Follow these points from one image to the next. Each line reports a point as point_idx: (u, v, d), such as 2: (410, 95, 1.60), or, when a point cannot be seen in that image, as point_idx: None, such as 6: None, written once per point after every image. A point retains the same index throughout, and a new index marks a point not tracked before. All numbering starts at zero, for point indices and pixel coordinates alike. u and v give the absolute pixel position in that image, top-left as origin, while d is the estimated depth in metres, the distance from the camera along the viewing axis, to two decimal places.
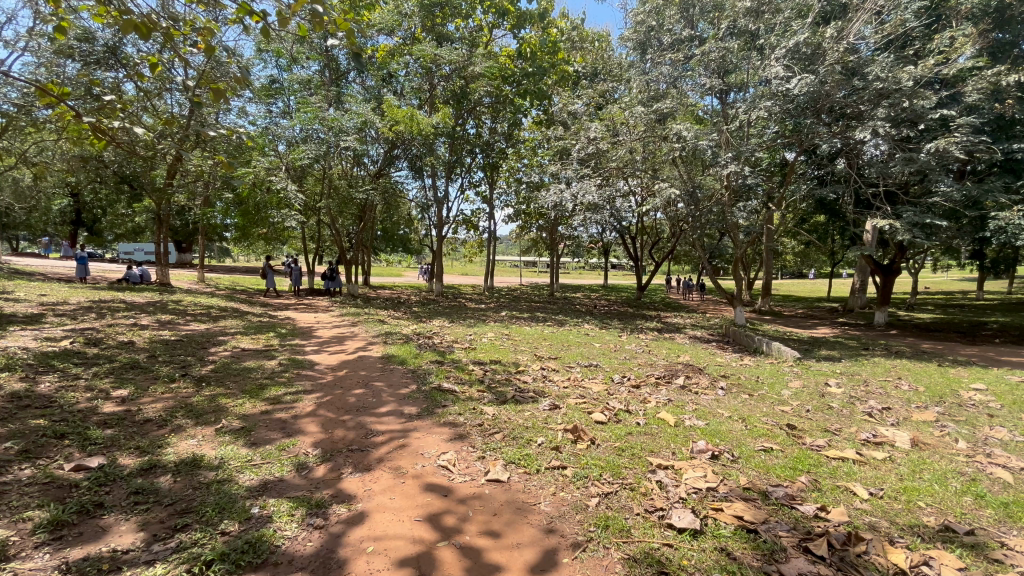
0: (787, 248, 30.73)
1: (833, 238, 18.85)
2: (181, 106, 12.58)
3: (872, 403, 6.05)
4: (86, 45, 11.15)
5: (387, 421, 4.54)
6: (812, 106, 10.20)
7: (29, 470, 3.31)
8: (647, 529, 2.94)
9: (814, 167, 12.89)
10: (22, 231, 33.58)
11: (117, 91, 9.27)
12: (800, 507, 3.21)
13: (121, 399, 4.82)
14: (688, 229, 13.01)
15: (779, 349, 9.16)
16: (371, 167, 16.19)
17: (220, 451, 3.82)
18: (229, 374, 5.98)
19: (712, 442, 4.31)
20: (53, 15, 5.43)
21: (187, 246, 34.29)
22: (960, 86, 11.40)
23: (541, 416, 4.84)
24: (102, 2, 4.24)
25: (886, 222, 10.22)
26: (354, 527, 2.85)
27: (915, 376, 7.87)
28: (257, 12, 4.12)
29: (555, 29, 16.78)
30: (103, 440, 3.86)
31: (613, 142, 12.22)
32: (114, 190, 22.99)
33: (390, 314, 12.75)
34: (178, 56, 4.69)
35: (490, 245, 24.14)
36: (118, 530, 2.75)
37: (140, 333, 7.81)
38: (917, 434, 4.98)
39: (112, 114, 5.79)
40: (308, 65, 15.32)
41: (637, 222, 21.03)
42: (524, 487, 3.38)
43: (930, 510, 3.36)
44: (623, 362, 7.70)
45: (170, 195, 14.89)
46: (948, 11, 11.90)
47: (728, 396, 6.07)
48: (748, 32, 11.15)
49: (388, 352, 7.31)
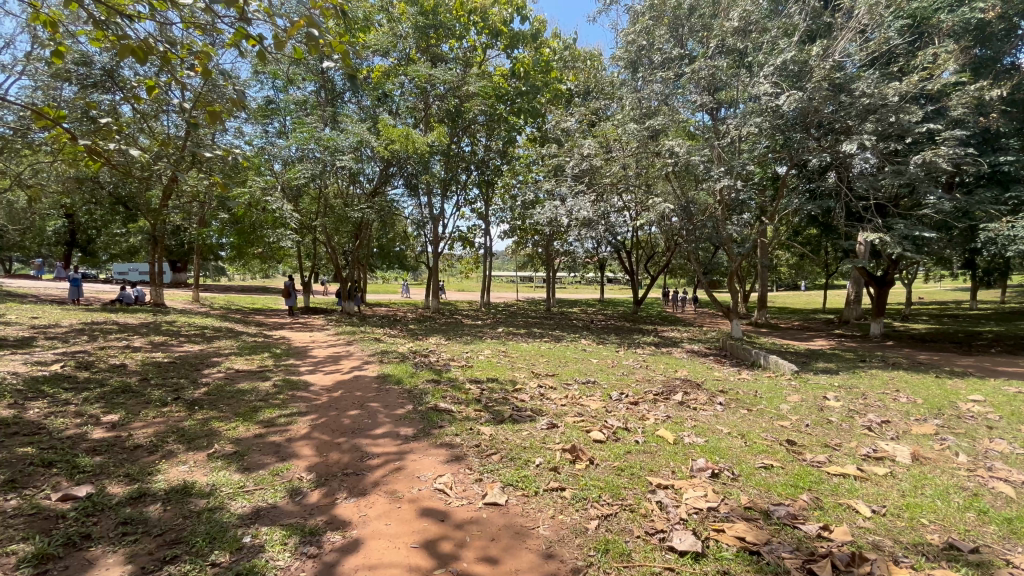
0: (780, 260, 30.84)
1: (826, 249, 18.94)
2: (177, 127, 12.68)
3: (871, 417, 6.03)
4: (84, 69, 11.20)
5: (382, 443, 4.47)
6: (801, 122, 10.36)
7: (14, 501, 3.22)
8: (648, 553, 2.89)
9: (806, 181, 13.06)
10: (16, 253, 33.51)
11: (115, 113, 9.39)
12: (803, 527, 3.17)
13: (110, 425, 4.72)
14: (682, 242, 12.97)
15: (777, 363, 9.12)
16: (366, 186, 16.26)
17: (211, 477, 3.74)
18: (222, 397, 5.89)
19: (711, 460, 4.27)
20: (49, 40, 5.44)
21: (182, 266, 34.25)
22: (944, 102, 11.65)
23: (540, 436, 4.78)
24: (99, 26, 4.28)
25: (876, 235, 10.35)
26: (348, 556, 2.78)
27: (912, 389, 7.83)
28: (253, 36, 4.19)
29: (546, 49, 17.23)
30: (91, 468, 3.78)
31: (607, 158, 12.50)
32: (109, 211, 22.95)
33: (387, 313, 19.26)
34: (175, 80, 4.72)
35: (485, 260, 24.09)
36: (104, 563, 2.67)
37: (133, 355, 7.75)
38: (918, 448, 4.93)
39: (107, 136, 5.77)
40: (304, 86, 15.45)
41: (631, 236, 21.13)
42: (523, 511, 3.32)
43: (934, 527, 3.32)
44: (621, 378, 7.64)
45: (164, 215, 14.83)
46: (930, 29, 12.16)
47: (727, 412, 6.02)
48: (737, 51, 11.42)
49: (383, 372, 7.23)
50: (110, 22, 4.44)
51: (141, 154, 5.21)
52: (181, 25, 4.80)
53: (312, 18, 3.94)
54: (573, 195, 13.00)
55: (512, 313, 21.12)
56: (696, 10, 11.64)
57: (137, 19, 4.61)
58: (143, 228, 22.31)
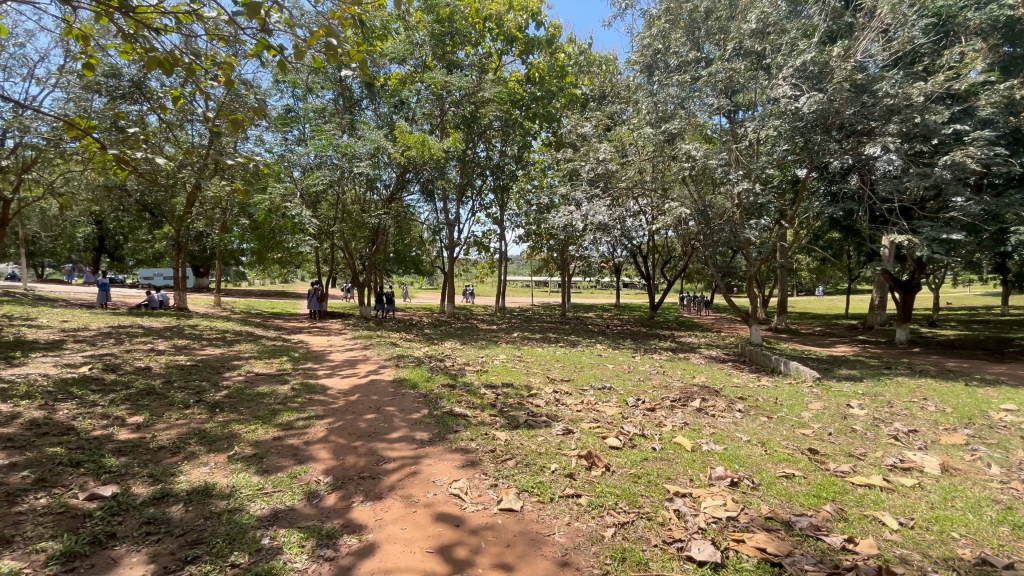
0: (802, 265, 30.28)
1: (848, 253, 18.52)
2: (202, 136, 13.05)
3: (898, 426, 5.84)
4: (114, 81, 11.47)
5: (398, 447, 4.50)
6: (821, 123, 10.11)
7: (44, 500, 3.32)
8: (666, 562, 2.85)
9: (826, 184, 12.78)
10: (50, 258, 35.03)
11: (143, 123, 9.67)
12: (827, 538, 3.09)
13: (136, 426, 4.85)
14: (698, 247, 12.74)
15: (797, 369, 8.93)
16: (383, 192, 16.38)
17: (231, 479, 3.80)
18: (242, 400, 6.01)
19: (731, 468, 4.19)
20: (80, 54, 5.63)
21: (205, 271, 35.26)
22: (972, 101, 11.30)
23: (555, 441, 4.75)
24: (128, 38, 4.47)
25: (902, 237, 10.05)
26: (363, 560, 2.79)
27: (941, 397, 7.56)
28: (275, 47, 4.34)
29: (562, 54, 17.31)
30: (117, 468, 3.88)
31: (622, 162, 12.75)
32: (136, 217, 23.68)
33: (404, 313, 22.28)
34: (200, 90, 4.85)
35: (501, 266, 24.09)
36: (128, 562, 2.73)
37: (157, 358, 7.95)
38: (947, 459, 4.79)
39: (134, 145, 5.93)
40: (323, 94, 15.73)
41: (648, 240, 20.93)
42: (538, 518, 3.29)
43: (966, 542, 3.19)
44: (638, 385, 7.53)
45: (188, 222, 15.26)
46: (957, 27, 11.81)
47: (746, 420, 5.90)
48: (755, 53, 11.23)
49: (400, 376, 7.28)
50: (137, 35, 4.60)
51: (167, 162, 5.34)
52: (205, 37, 4.96)
53: (331, 28, 4.11)
54: (588, 199, 13.14)
55: (524, 313, 24.39)
56: (713, 13, 11.44)
57: (164, 32, 4.77)
58: (168, 235, 22.95)
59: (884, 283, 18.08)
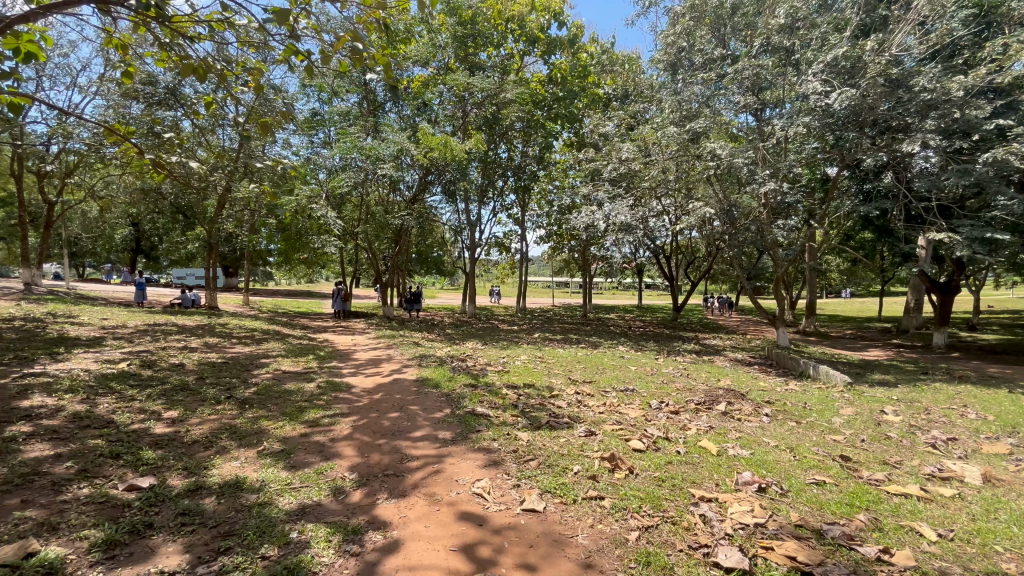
0: (832, 266, 29.40)
1: (883, 255, 17.85)
2: (231, 139, 13.42)
3: (936, 434, 5.61)
4: (150, 88, 11.90)
5: (421, 446, 4.55)
6: (854, 120, 9.80)
7: (86, 490, 3.47)
8: (692, 567, 2.80)
9: (859, 182, 12.36)
10: (91, 259, 36.54)
11: (178, 128, 10.00)
12: (861, 548, 2.99)
13: (170, 421, 5.02)
14: (724, 247, 12.49)
15: (827, 373, 8.67)
16: (407, 193, 16.59)
17: (261, 474, 3.91)
18: (270, 397, 6.15)
19: (758, 474, 4.10)
20: (120, 62, 5.84)
21: (234, 271, 36.21)
22: (1017, 94, 10.78)
23: (577, 443, 4.73)
24: (164, 46, 4.62)
25: (941, 237, 9.66)
26: (388, 556, 2.84)
27: (983, 405, 7.23)
28: (302, 52, 4.43)
29: (584, 54, 17.23)
30: (154, 461, 4.03)
31: (645, 162, 12.57)
32: (170, 219, 24.52)
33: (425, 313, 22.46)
34: (230, 95, 4.98)
35: (522, 266, 24.05)
36: (164, 551, 2.84)
37: (190, 355, 8.22)
38: (989, 469, 4.57)
39: (170, 149, 6.13)
40: (347, 97, 16.03)
41: (672, 241, 20.61)
42: (561, 519, 3.28)
43: (1011, 556, 3.04)
44: (661, 388, 7.42)
45: (218, 223, 15.69)
46: (999, 18, 11.28)
47: (774, 424, 5.76)
48: (783, 49, 10.97)
49: (422, 376, 7.34)
50: (173, 43, 4.76)
51: (200, 166, 5.50)
52: (236, 44, 5.08)
53: (356, 33, 4.18)
54: (611, 199, 13.02)
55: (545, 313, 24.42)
56: (739, 9, 11.28)
57: (197, 40, 4.91)
58: (199, 236, 23.65)
59: (920, 285, 17.43)
